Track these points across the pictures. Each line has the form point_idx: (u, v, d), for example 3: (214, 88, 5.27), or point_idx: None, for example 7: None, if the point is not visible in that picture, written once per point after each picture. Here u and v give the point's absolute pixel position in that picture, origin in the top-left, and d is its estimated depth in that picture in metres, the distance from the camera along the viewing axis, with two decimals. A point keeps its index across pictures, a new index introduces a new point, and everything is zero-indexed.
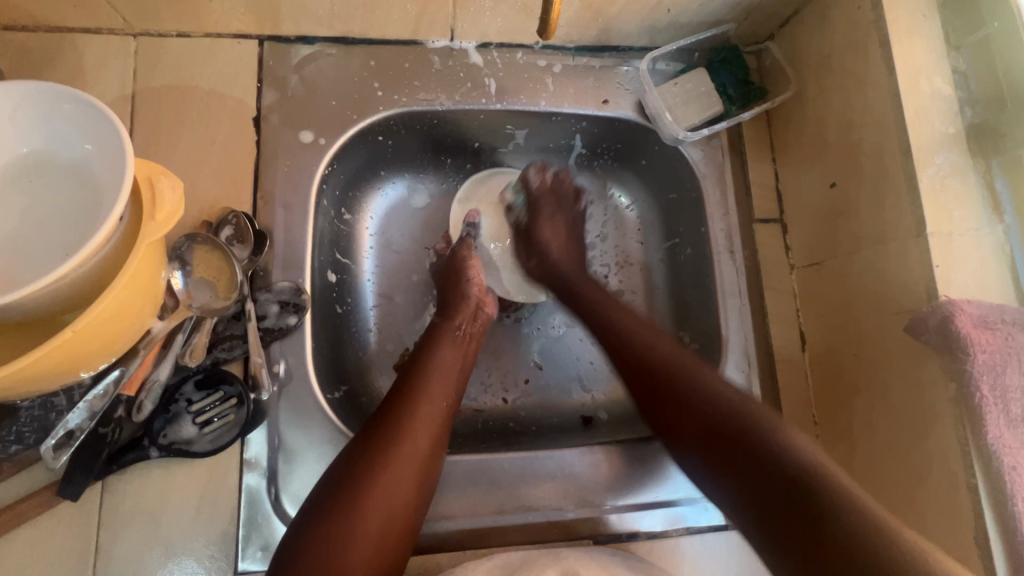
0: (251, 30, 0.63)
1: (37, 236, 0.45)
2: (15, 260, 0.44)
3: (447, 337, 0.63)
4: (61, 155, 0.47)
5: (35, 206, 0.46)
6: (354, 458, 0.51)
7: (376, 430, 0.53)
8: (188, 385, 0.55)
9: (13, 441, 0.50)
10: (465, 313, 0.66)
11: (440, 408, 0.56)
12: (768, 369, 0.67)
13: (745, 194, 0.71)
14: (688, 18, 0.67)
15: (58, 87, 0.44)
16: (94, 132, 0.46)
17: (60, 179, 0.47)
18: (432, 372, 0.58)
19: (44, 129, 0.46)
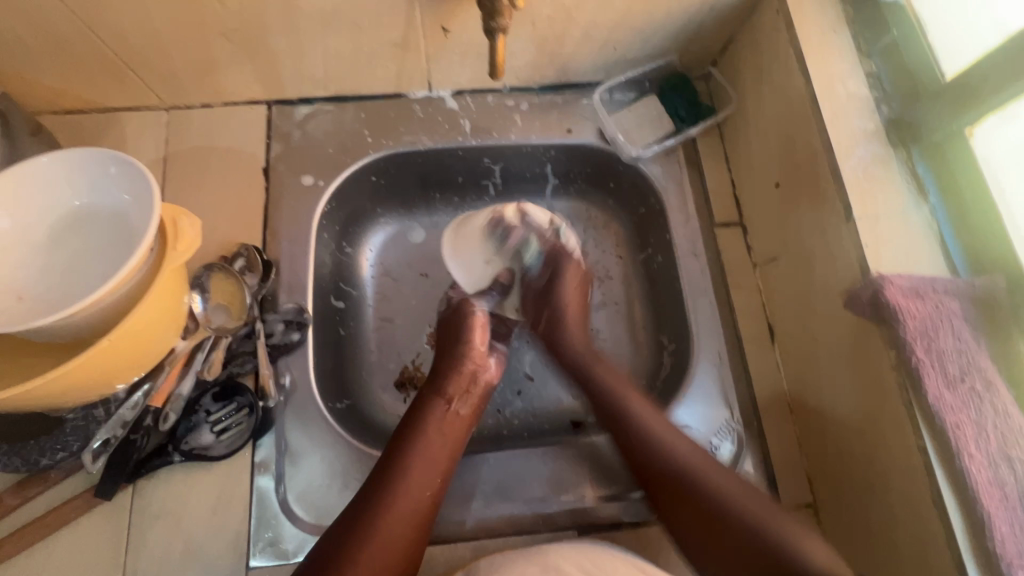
0: (261, 97, 0.75)
1: (87, 271, 0.55)
2: (71, 290, 0.54)
3: (436, 415, 0.63)
4: (104, 205, 0.57)
5: (85, 247, 0.56)
6: (332, 555, 0.52)
7: (356, 523, 0.54)
8: (206, 398, 0.62)
9: (60, 448, 0.57)
10: (458, 388, 0.66)
11: (419, 500, 0.57)
12: (739, 361, 0.70)
13: (704, 202, 0.77)
14: (634, 54, 0.76)
15: (103, 151, 0.55)
16: (129, 184, 0.56)
17: (103, 225, 0.57)
18: (416, 457, 0.59)
19: (88, 186, 0.57)
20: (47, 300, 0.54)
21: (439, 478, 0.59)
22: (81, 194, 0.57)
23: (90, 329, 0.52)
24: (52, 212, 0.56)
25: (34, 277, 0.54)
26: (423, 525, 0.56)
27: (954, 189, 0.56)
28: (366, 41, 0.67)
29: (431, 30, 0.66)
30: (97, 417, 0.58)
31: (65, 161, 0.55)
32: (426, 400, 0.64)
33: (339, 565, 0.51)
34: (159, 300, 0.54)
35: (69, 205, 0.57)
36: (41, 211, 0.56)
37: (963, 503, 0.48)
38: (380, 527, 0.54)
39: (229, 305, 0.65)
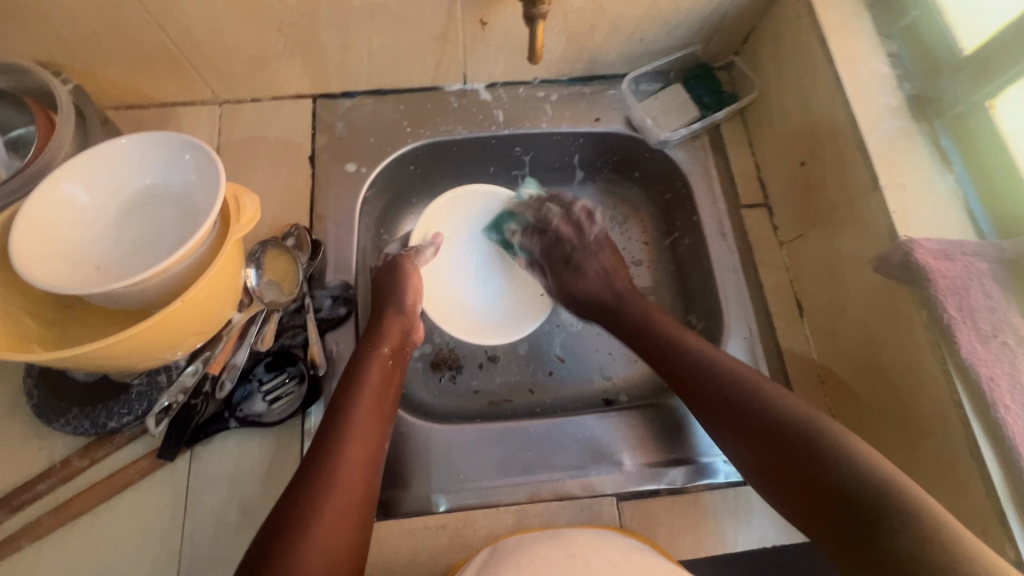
0: (307, 91, 0.80)
1: (156, 246, 0.59)
2: (142, 262, 0.58)
3: (371, 362, 0.64)
4: (170, 184, 0.61)
5: (155, 221, 0.60)
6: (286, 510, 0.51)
7: (312, 466, 0.54)
8: (260, 367, 0.65)
9: (126, 412, 0.61)
10: (388, 335, 0.68)
11: (367, 442, 0.57)
12: (770, 335, 0.72)
13: (730, 185, 0.80)
14: (660, 44, 0.79)
15: (173, 134, 0.59)
16: (196, 165, 0.60)
17: (170, 203, 0.61)
18: (358, 403, 0.59)
19: (158, 164, 0.61)
20: (118, 271, 0.57)
21: (380, 423, 0.59)
22: (152, 171, 0.61)
23: (159, 293, 0.56)
24: (126, 188, 0.61)
25: (110, 246, 0.59)
26: (376, 461, 0.57)
27: (977, 158, 0.58)
28: (409, 34, 0.71)
29: (470, 23, 0.71)
30: (159, 384, 0.61)
31: (138, 143, 0.59)
32: (355, 356, 0.65)
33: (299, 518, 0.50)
34: (222, 265, 0.57)
35: (141, 183, 0.61)
36: (113, 189, 0.60)
37: (1002, 452, 0.49)
38: (340, 464, 0.54)
39: (283, 279, 0.69)
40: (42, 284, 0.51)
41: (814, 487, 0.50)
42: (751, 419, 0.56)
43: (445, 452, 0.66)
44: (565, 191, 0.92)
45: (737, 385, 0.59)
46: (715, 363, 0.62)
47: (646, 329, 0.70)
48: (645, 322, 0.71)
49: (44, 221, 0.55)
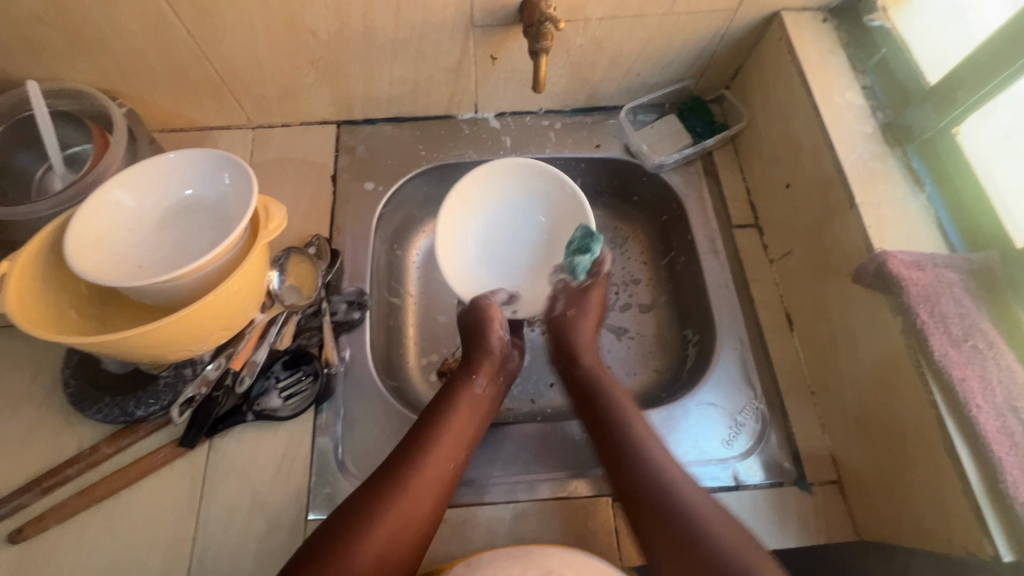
0: (332, 118, 0.88)
1: (193, 249, 0.66)
2: (178, 263, 0.64)
3: (464, 390, 0.69)
4: (209, 196, 0.68)
5: (193, 228, 0.67)
6: (353, 515, 0.55)
7: (392, 471, 0.59)
8: (277, 365, 0.70)
9: (152, 402, 0.65)
10: (484, 376, 0.71)
11: (441, 475, 0.61)
12: (761, 347, 0.76)
13: (722, 207, 0.85)
14: (655, 79, 0.86)
15: (214, 151, 0.66)
16: (232, 178, 0.66)
17: (207, 213, 0.67)
18: (450, 425, 0.65)
19: (201, 178, 0.68)
20: (157, 270, 0.64)
21: (463, 449, 0.64)
22: (195, 184, 0.68)
23: (193, 289, 0.62)
24: (171, 198, 0.68)
25: (152, 247, 0.65)
26: (450, 487, 0.61)
27: (944, 178, 0.63)
28: (426, 68, 0.79)
29: (481, 59, 0.79)
30: (185, 376, 0.66)
31: (183, 158, 0.66)
32: (455, 381, 0.71)
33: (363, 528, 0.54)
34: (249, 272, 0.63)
35: (185, 194, 0.68)
36: (157, 198, 0.67)
37: (976, 450, 0.51)
38: (417, 476, 0.59)
39: (303, 284, 0.74)
40: (90, 277, 0.57)
41: (688, 564, 0.52)
42: (655, 508, 0.57)
43: None
44: None
45: (665, 481, 0.58)
46: (649, 445, 0.62)
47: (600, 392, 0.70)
48: (591, 383, 0.71)
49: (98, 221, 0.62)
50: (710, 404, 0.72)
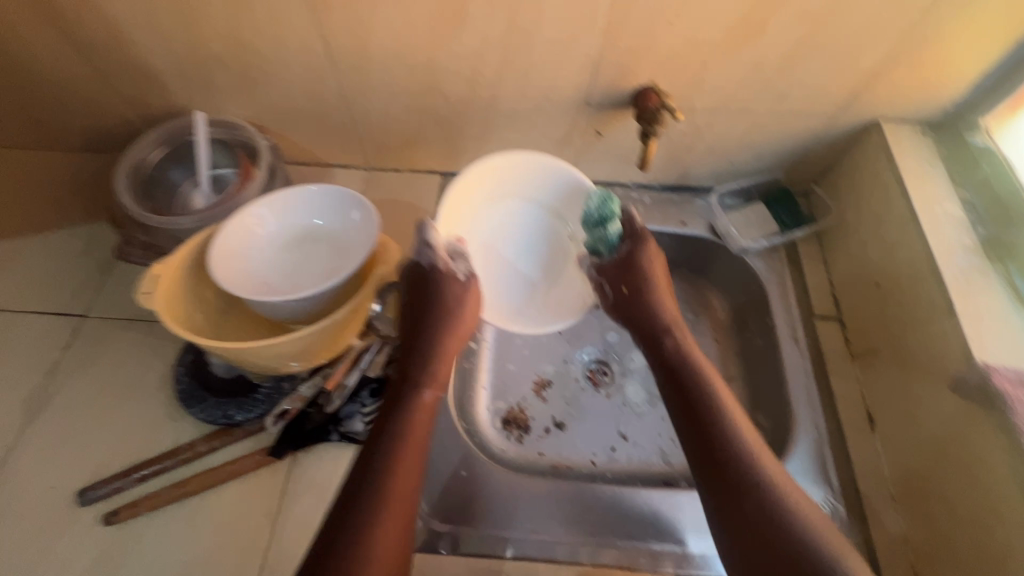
0: (439, 168, 0.95)
1: (312, 273, 0.73)
2: (300, 285, 0.71)
3: (409, 402, 0.64)
4: (332, 227, 0.75)
5: (315, 254, 0.74)
6: (366, 522, 0.53)
7: (344, 527, 0.53)
8: (364, 391, 0.74)
9: (252, 409, 0.70)
10: (444, 357, 0.69)
11: (409, 496, 0.57)
12: (840, 442, 0.74)
13: (804, 295, 0.86)
14: (747, 168, 0.91)
15: (344, 189, 0.73)
16: (356, 216, 0.73)
17: (329, 243, 0.74)
18: (404, 455, 0.59)
19: (327, 211, 0.75)
20: (281, 289, 0.71)
21: (417, 478, 0.59)
22: (321, 216, 0.75)
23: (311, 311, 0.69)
24: (299, 224, 0.75)
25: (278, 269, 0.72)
26: (410, 521, 0.57)
27: None
28: (535, 134, 0.86)
29: (587, 132, 0.85)
30: (284, 389, 0.71)
31: (316, 192, 0.74)
32: (399, 395, 0.65)
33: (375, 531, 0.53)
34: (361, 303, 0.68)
35: (311, 223, 0.75)
36: (289, 224, 0.75)
37: None
38: (382, 529, 0.54)
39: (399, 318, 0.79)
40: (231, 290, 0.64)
41: None
42: (771, 539, 0.53)
43: (516, 497, 0.71)
44: None
45: (775, 514, 0.54)
46: (756, 456, 0.59)
47: (706, 393, 0.65)
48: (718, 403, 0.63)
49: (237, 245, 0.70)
50: None
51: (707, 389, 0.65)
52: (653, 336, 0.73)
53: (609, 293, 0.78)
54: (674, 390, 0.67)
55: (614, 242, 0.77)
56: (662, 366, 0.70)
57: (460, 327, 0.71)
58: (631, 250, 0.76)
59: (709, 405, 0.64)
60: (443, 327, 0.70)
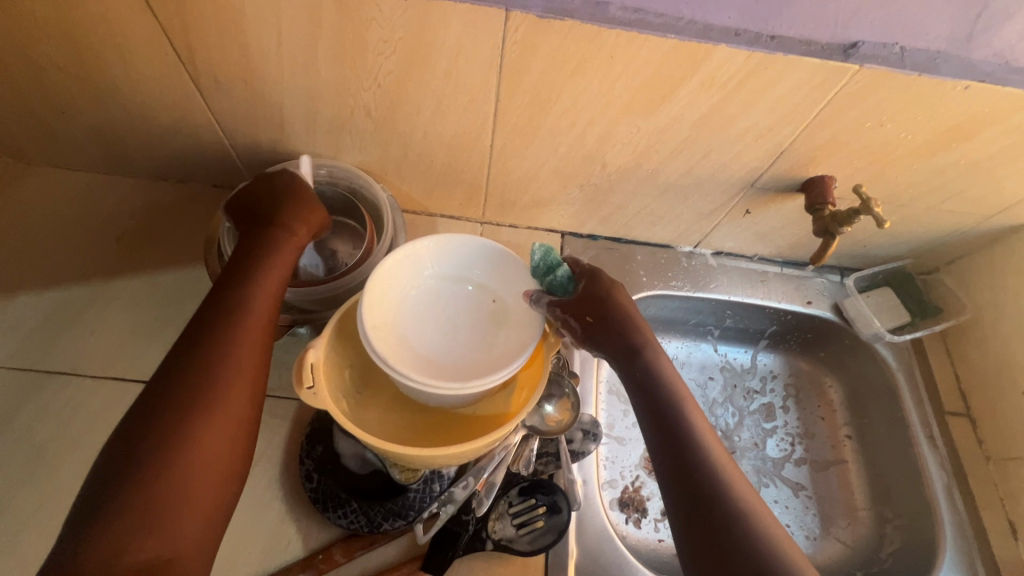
0: (561, 228, 0.89)
1: (440, 353, 0.57)
2: (434, 369, 0.56)
3: (269, 243, 0.60)
4: (475, 313, 0.60)
5: (463, 324, 0.59)
6: (151, 483, 0.42)
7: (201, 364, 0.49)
8: (513, 490, 0.67)
9: (400, 516, 0.63)
10: (259, 297, 0.55)
11: (259, 337, 0.53)
12: (987, 553, 0.75)
13: (934, 389, 0.86)
14: (880, 254, 0.89)
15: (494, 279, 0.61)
16: (497, 313, 0.60)
17: (461, 329, 0.59)
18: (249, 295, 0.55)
19: (493, 280, 0.61)
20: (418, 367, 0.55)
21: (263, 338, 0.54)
22: (485, 283, 0.61)
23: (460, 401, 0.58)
24: (427, 302, 0.60)
25: (416, 325, 0.58)
26: (258, 384, 0.51)
27: None
28: (681, 207, 0.81)
29: (736, 211, 0.81)
30: (433, 491, 0.65)
31: (453, 274, 0.61)
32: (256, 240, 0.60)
33: (176, 508, 0.43)
34: (526, 406, 0.57)
35: (463, 288, 0.61)
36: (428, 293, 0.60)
37: None
38: (229, 364, 0.50)
39: (563, 417, 0.70)
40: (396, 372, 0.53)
41: None
42: None
43: None
44: (748, 352, 0.98)
45: None
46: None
47: (723, 501, 0.50)
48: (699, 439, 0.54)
49: (384, 283, 0.56)
50: None
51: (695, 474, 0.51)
52: (668, 420, 0.55)
53: (576, 327, 0.57)
54: (664, 446, 0.54)
55: (570, 286, 0.59)
56: (670, 446, 0.53)
57: (305, 215, 0.64)
58: (603, 291, 0.59)
59: (726, 518, 0.49)
60: (273, 255, 0.59)
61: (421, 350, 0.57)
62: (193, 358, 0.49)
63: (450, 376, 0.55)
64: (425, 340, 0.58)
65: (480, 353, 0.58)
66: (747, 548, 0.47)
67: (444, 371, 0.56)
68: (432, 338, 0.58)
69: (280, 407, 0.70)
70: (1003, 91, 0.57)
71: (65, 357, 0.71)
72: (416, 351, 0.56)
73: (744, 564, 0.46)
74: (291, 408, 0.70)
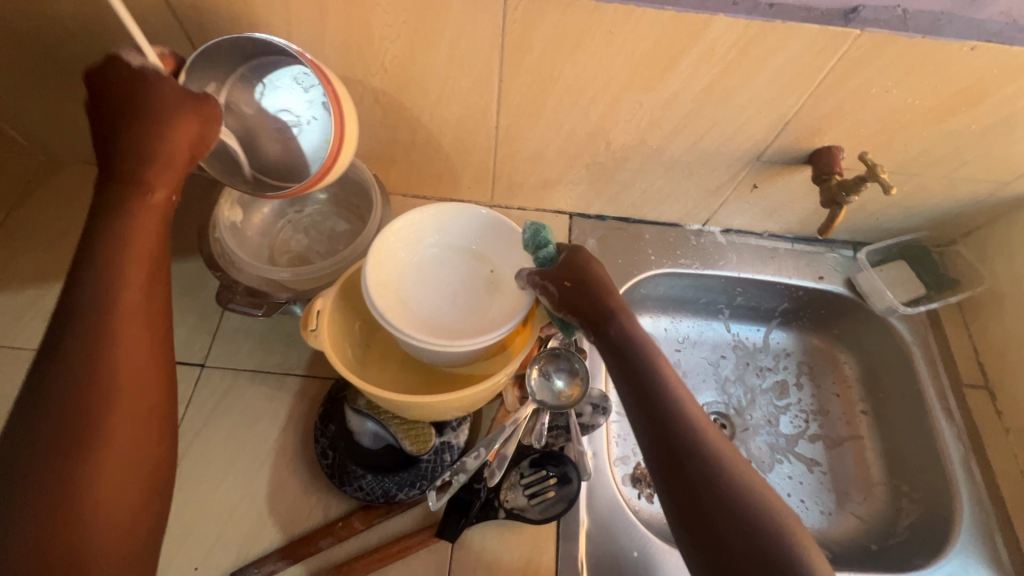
0: (570, 210, 0.90)
1: (437, 313, 0.60)
2: (427, 326, 0.58)
3: (125, 208, 0.50)
4: (474, 279, 0.63)
5: (461, 290, 0.62)
6: (63, 500, 0.43)
7: (84, 367, 0.46)
8: (525, 462, 0.69)
9: (414, 485, 0.66)
10: (130, 275, 0.49)
11: (142, 325, 0.50)
12: (1004, 525, 0.74)
13: (950, 362, 0.85)
14: (894, 226, 0.88)
15: (495, 250, 0.63)
16: (495, 281, 0.62)
17: (460, 293, 0.62)
18: (116, 279, 0.49)
19: (493, 250, 0.63)
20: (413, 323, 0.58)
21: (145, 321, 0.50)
22: (483, 252, 0.64)
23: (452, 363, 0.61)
24: (429, 268, 0.62)
25: (414, 286, 0.61)
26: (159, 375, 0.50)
27: None
28: (687, 183, 0.82)
29: (743, 185, 0.81)
30: (444, 461, 0.67)
31: (456, 244, 0.64)
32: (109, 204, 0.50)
33: (96, 514, 0.44)
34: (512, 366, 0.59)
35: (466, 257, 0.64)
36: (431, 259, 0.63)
37: None
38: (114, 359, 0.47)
39: (575, 392, 0.69)
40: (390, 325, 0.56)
41: None
42: None
43: None
44: (761, 330, 0.98)
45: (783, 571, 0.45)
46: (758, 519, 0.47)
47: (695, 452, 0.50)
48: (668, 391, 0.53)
49: (387, 252, 0.60)
50: None
51: (684, 460, 0.50)
52: (644, 388, 0.53)
53: (554, 295, 0.57)
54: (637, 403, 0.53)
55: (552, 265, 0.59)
56: (657, 430, 0.52)
57: (179, 152, 0.51)
58: (582, 263, 0.58)
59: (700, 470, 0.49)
60: (132, 224, 0.50)
61: (419, 311, 0.60)
62: (70, 355, 0.46)
63: (443, 334, 0.58)
64: (423, 302, 0.61)
65: (474, 314, 0.60)
66: (734, 517, 0.47)
67: (438, 330, 0.58)
68: (432, 300, 0.61)
69: (298, 385, 0.73)
70: (1011, 49, 0.57)
71: None
72: (415, 312, 0.59)
73: (721, 515, 0.47)
74: (308, 386, 0.73)
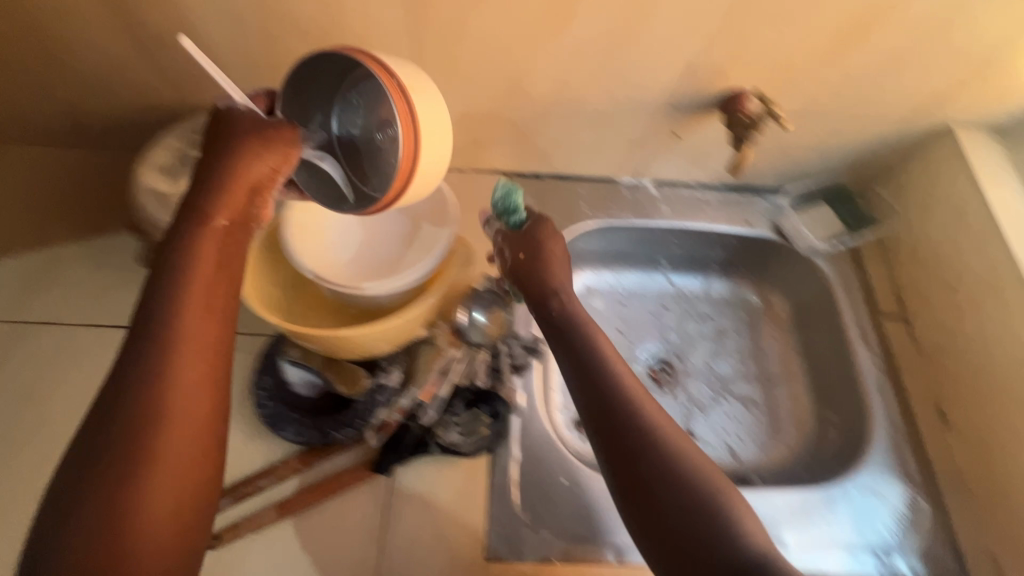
0: (505, 169, 0.93)
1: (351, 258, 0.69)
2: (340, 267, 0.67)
3: (201, 225, 0.48)
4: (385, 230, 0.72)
5: (374, 241, 0.71)
6: (112, 520, 0.39)
7: (139, 378, 0.43)
8: (458, 402, 0.71)
9: (349, 426, 0.68)
10: (200, 290, 0.46)
11: (204, 343, 0.46)
12: (916, 441, 0.79)
13: (870, 296, 0.89)
14: (815, 170, 0.92)
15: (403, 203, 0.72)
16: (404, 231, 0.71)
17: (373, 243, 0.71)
18: (195, 293, 0.46)
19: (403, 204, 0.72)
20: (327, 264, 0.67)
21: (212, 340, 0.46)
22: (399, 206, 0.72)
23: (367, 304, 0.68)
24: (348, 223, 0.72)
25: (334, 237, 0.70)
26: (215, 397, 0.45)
27: None
28: (611, 135, 0.85)
29: (664, 135, 0.84)
30: (377, 402, 0.69)
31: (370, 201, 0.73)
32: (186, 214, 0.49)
33: (136, 539, 0.40)
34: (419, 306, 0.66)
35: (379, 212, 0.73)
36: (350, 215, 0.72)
37: None
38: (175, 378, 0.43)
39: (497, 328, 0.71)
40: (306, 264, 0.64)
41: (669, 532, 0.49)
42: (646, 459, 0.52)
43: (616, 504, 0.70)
44: (700, 281, 1.02)
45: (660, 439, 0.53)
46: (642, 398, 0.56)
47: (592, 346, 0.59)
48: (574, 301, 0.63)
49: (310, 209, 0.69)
50: (870, 493, 0.75)
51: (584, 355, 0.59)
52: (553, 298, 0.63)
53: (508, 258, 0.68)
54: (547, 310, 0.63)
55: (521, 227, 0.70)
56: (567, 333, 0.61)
57: (258, 173, 0.50)
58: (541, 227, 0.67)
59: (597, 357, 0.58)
60: (208, 240, 0.48)
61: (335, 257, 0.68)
62: (135, 366, 0.43)
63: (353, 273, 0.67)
64: (339, 250, 0.70)
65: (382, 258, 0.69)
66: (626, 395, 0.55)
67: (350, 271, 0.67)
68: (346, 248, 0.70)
69: (240, 342, 0.76)
70: None
71: (44, 310, 0.78)
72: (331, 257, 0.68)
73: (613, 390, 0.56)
74: (250, 342, 0.76)
